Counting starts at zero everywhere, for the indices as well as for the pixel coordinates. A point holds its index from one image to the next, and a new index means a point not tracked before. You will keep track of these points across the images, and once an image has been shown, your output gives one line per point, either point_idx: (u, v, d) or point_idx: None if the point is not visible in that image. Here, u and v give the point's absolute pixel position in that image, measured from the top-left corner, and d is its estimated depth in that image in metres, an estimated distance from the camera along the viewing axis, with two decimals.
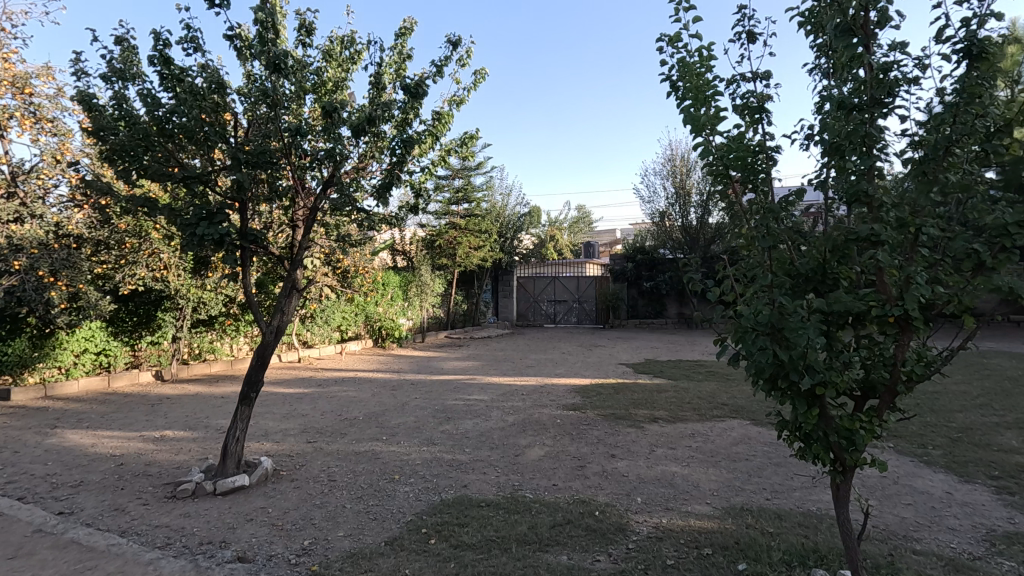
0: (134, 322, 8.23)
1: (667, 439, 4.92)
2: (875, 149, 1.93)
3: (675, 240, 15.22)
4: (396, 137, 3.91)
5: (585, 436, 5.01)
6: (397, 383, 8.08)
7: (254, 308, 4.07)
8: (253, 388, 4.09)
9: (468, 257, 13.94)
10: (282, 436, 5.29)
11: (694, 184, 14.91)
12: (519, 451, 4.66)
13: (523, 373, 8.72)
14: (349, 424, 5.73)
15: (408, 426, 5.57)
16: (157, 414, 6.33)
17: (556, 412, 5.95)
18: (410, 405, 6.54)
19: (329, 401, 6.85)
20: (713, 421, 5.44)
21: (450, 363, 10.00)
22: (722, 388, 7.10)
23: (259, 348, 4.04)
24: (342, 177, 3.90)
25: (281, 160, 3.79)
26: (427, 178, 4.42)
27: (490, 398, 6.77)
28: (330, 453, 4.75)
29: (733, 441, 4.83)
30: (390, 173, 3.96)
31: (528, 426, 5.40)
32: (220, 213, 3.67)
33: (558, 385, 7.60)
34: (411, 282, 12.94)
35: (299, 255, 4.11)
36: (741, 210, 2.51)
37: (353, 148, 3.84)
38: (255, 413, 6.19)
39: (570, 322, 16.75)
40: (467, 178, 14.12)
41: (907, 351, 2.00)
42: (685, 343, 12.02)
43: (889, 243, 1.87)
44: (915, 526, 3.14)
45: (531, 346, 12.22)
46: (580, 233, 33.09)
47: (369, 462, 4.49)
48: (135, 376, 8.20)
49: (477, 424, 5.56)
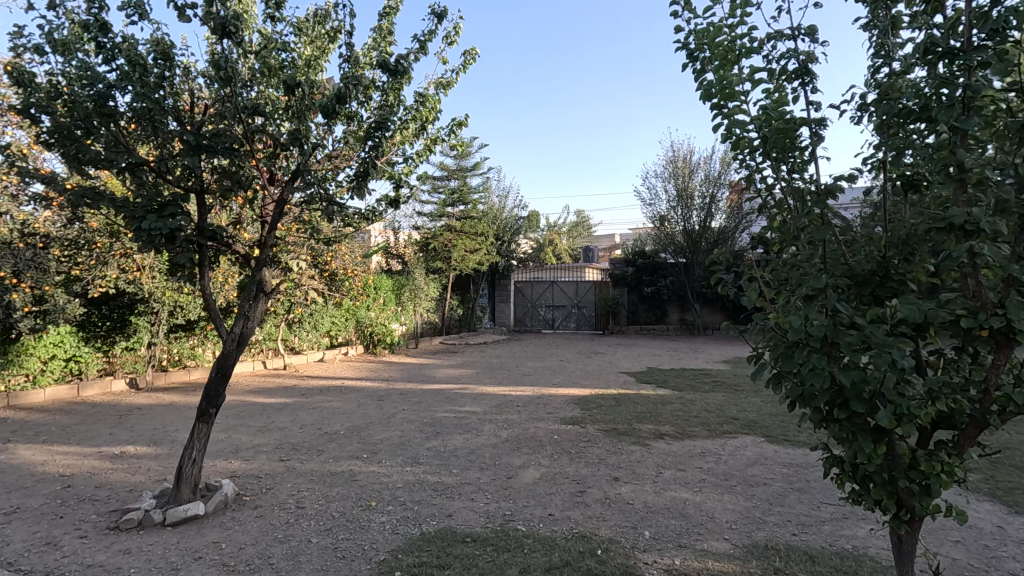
0: (107, 326, 7.78)
1: (675, 459, 4.47)
2: (970, 110, 1.48)
3: (675, 244, 14.78)
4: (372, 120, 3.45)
5: (585, 455, 4.56)
6: (385, 393, 7.62)
7: (213, 314, 3.60)
8: (212, 403, 3.63)
9: (463, 260, 13.47)
10: (254, 453, 4.83)
11: (696, 186, 14.41)
12: (512, 472, 4.21)
13: (519, 382, 8.25)
14: (328, 439, 5.27)
15: (391, 442, 5.11)
16: (122, 427, 5.85)
17: (553, 427, 5.49)
18: (397, 418, 6.07)
19: (310, 413, 6.37)
20: (724, 438, 4.99)
21: (443, 371, 9.53)
22: (731, 399, 6.65)
23: (219, 358, 3.58)
24: (311, 167, 3.44)
25: (242, 146, 3.32)
26: (412, 170, 3.96)
27: (483, 410, 6.31)
28: (303, 474, 4.29)
29: (748, 461, 4.39)
30: (366, 161, 3.45)
31: (523, 443, 4.95)
32: (174, 204, 3.21)
33: (556, 396, 7.14)
34: (404, 286, 12.43)
35: (265, 253, 3.66)
36: (781, 199, 2.04)
37: (328, 139, 3.49)
38: (228, 426, 5.73)
39: (568, 328, 16.25)
40: (463, 178, 13.71)
41: (1001, 373, 1.57)
42: (688, 350, 11.56)
43: (990, 231, 1.43)
44: (971, 571, 2.69)
45: (529, 353, 11.75)
46: (579, 237, 32.62)
47: (345, 485, 4.03)
48: (106, 384, 7.75)
49: (467, 440, 5.10)
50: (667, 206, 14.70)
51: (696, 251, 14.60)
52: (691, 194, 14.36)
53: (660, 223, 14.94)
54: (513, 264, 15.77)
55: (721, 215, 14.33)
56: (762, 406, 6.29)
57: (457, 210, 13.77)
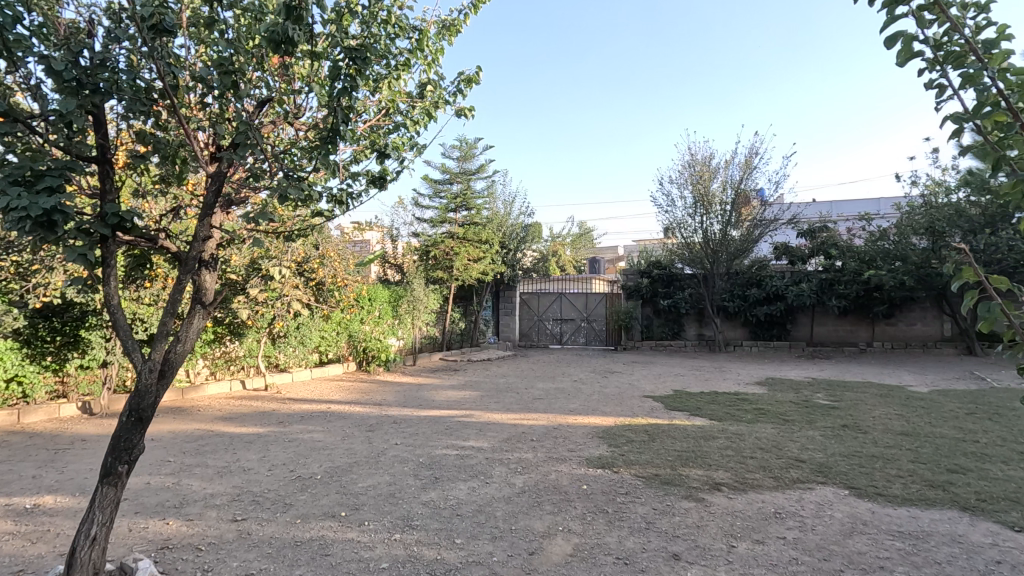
0: (59, 342, 6.74)
1: (747, 524, 3.42)
2: None
3: (692, 253, 13.76)
4: (340, 44, 2.33)
5: (628, 517, 3.52)
6: (377, 420, 6.58)
7: (121, 334, 2.55)
8: (120, 458, 2.58)
9: (466, 269, 12.47)
10: (202, 509, 3.79)
11: (716, 193, 13.28)
12: (534, 545, 3.18)
13: (530, 408, 7.17)
14: (299, 488, 4.21)
15: (377, 494, 4.05)
16: (52, 467, 4.79)
17: (578, 472, 4.44)
18: (387, 456, 5.03)
19: (285, 448, 5.33)
20: (798, 492, 3.94)
21: (442, 393, 8.47)
22: (785, 433, 5.59)
23: (132, 398, 2.55)
24: (256, 127, 2.43)
25: (154, 99, 2.33)
26: (412, 143, 2.98)
27: (491, 448, 5.24)
28: (258, 545, 3.23)
29: (844, 530, 3.33)
30: (334, 110, 2.37)
31: (544, 497, 3.90)
32: (56, 173, 2.17)
33: (575, 427, 6.07)
34: (402, 297, 11.36)
35: (196, 248, 2.61)
36: None
37: (300, 94, 2.56)
38: (182, 468, 4.69)
39: (578, 342, 15.28)
40: (466, 182, 12.81)
41: None
42: (713, 370, 10.48)
43: None
44: None
45: (538, 371, 10.67)
46: (585, 246, 31.65)
47: (310, 565, 2.98)
48: (53, 409, 6.76)
49: (473, 492, 4.04)
50: (684, 212, 13.61)
51: (716, 262, 13.54)
52: (710, 199, 13.23)
53: (674, 233, 13.94)
54: (518, 274, 14.70)
55: (742, 223, 13.24)
56: (826, 442, 5.24)
57: (460, 216, 13.00)
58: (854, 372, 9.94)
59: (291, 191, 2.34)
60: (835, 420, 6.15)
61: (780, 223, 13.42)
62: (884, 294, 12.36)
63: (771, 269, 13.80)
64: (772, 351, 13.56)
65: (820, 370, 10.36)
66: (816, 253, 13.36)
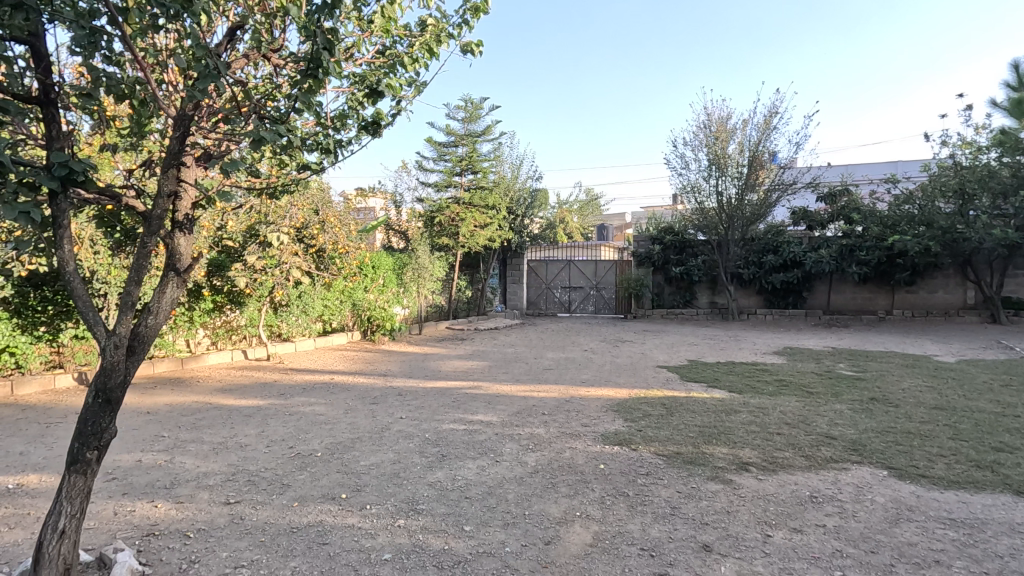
0: (51, 312, 6.49)
1: (781, 510, 3.13)
2: None
3: (706, 219, 13.28)
4: None
5: (651, 503, 3.23)
6: (381, 392, 6.34)
7: (80, 305, 2.23)
8: (88, 442, 2.29)
9: (472, 236, 12.11)
10: (194, 490, 3.56)
11: (732, 155, 12.70)
12: (550, 534, 2.91)
13: (541, 379, 6.89)
14: (298, 467, 3.96)
15: (381, 473, 3.79)
16: (40, 443, 4.57)
17: (594, 449, 4.17)
18: (391, 431, 4.78)
19: (285, 422, 5.11)
20: (832, 473, 3.65)
21: (449, 363, 8.22)
22: (810, 407, 5.29)
23: (97, 377, 2.25)
24: (221, 58, 2.06)
25: (98, 22, 1.95)
26: (410, 84, 2.61)
27: (500, 422, 4.98)
28: (250, 531, 2.98)
29: (889, 517, 3.05)
30: (314, 36, 1.98)
31: (559, 478, 3.63)
32: None
33: (588, 400, 5.80)
34: (406, 265, 11.02)
35: (161, 204, 2.24)
36: None
37: (276, 20, 2.18)
38: (176, 444, 4.45)
39: (587, 311, 14.98)
40: (472, 144, 12.31)
41: None
42: (727, 339, 10.17)
43: None
44: None
45: (547, 341, 10.39)
46: (595, 213, 31.10)
47: (306, 556, 2.73)
48: (48, 380, 6.52)
49: (482, 472, 3.77)
50: (698, 175, 13.06)
51: (730, 227, 13.09)
52: (726, 161, 12.67)
53: (687, 196, 13.44)
54: (526, 241, 14.29)
55: (758, 186, 12.71)
56: (855, 417, 4.94)
57: (466, 180, 12.50)
58: (875, 342, 9.59)
59: (265, 136, 1.97)
60: (862, 392, 5.85)
61: (799, 187, 12.86)
62: (906, 261, 11.93)
63: (788, 235, 13.38)
64: (787, 319, 13.22)
65: (838, 339, 10.03)
66: (835, 219, 13.02)
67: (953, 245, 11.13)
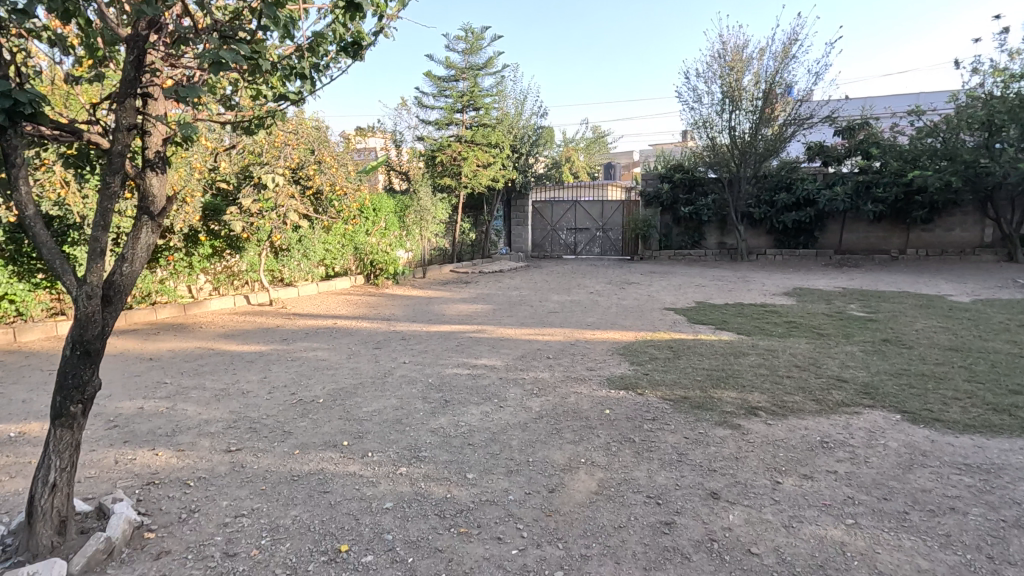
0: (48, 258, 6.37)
1: (791, 456, 3.06)
2: None
3: (717, 156, 12.78)
4: None
5: (657, 449, 3.16)
6: (385, 337, 6.27)
7: (45, 253, 2.07)
8: (71, 396, 2.19)
9: (475, 176, 11.76)
10: (196, 438, 3.52)
11: (747, 87, 12.06)
12: (554, 482, 2.85)
13: (546, 323, 6.79)
14: (300, 413, 3.92)
15: (383, 420, 3.74)
16: (42, 391, 4.55)
17: (599, 394, 4.10)
18: (393, 377, 4.72)
19: (287, 368, 5.06)
20: (844, 417, 3.56)
21: (453, 307, 8.13)
22: (821, 349, 5.17)
23: (73, 329, 2.11)
24: None
25: None
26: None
27: (504, 366, 4.91)
28: (251, 480, 2.95)
29: (902, 463, 2.96)
30: None
31: (563, 423, 3.56)
32: None
33: (594, 343, 5.71)
34: (408, 208, 10.75)
35: (121, 139, 2.02)
36: None
37: None
38: (177, 391, 4.41)
39: (593, 253, 14.77)
40: (473, 78, 11.72)
41: None
42: (736, 280, 9.99)
43: None
44: None
45: (552, 283, 10.26)
46: (603, 152, 30.25)
47: (306, 505, 2.69)
48: (50, 327, 6.45)
49: (486, 418, 3.71)
50: (711, 109, 12.47)
51: (743, 164, 12.61)
52: (740, 94, 12.05)
53: (698, 132, 12.89)
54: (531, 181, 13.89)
55: (773, 121, 12.14)
56: (868, 359, 4.83)
57: (468, 117, 12.00)
58: (887, 282, 9.40)
59: (227, 57, 1.73)
60: (874, 334, 5.72)
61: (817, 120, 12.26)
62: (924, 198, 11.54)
63: (803, 172, 12.92)
64: (797, 259, 12.98)
65: (850, 279, 9.83)
66: (852, 154, 12.51)
67: (975, 180, 10.72)
